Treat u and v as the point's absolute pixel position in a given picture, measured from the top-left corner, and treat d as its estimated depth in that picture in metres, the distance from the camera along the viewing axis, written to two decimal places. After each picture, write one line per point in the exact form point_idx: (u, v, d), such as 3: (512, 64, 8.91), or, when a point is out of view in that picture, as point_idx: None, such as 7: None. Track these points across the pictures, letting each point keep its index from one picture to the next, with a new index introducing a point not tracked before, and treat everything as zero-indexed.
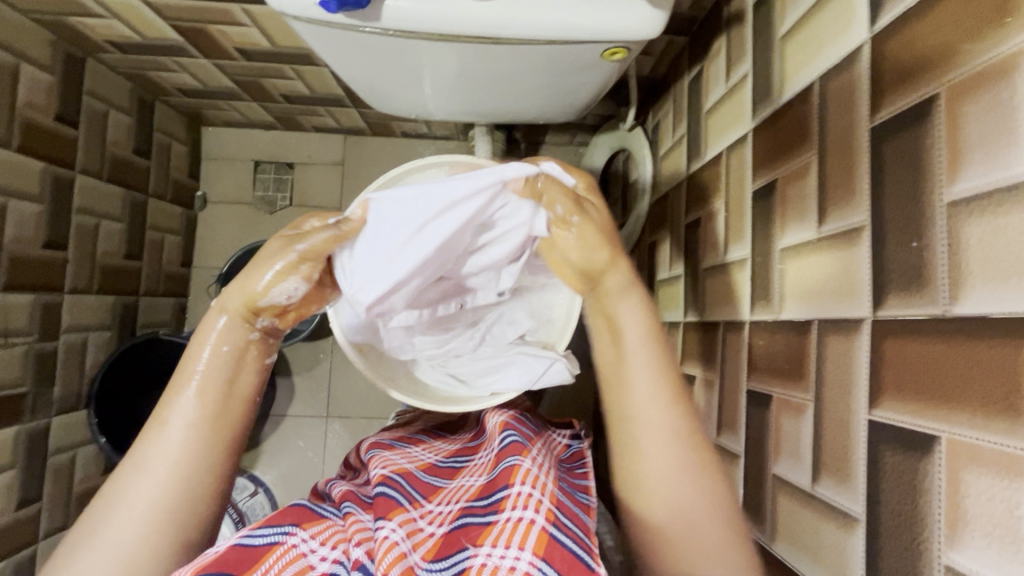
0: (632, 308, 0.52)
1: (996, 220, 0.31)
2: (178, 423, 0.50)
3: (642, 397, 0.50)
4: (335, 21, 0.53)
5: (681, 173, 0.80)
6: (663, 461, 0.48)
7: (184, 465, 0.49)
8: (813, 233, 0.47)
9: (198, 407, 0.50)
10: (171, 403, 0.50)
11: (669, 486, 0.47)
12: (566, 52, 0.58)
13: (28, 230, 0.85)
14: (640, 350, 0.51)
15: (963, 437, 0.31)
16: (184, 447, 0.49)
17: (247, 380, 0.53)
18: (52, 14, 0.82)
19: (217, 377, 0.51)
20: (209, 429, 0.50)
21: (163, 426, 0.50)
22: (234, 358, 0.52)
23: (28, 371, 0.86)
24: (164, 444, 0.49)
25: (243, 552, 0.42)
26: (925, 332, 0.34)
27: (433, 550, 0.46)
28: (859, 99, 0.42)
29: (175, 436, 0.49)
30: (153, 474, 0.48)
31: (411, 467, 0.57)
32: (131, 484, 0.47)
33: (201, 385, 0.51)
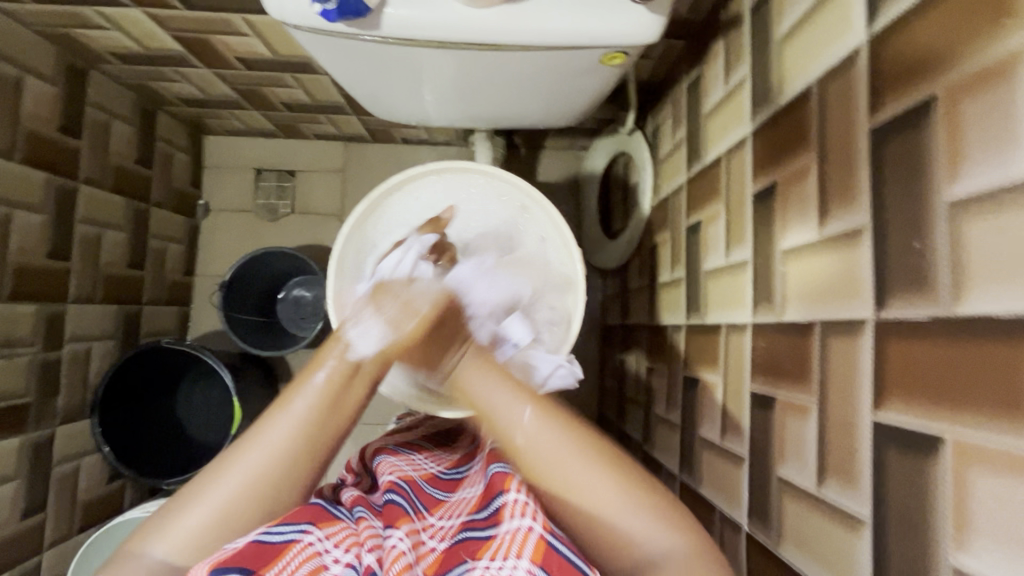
0: (467, 366, 0.52)
1: (997, 220, 0.31)
2: (296, 409, 0.48)
3: (512, 418, 0.48)
4: (335, 30, 0.54)
5: (681, 176, 0.80)
6: (547, 457, 0.46)
7: (290, 453, 0.47)
8: (814, 234, 0.47)
9: (320, 397, 0.49)
10: (299, 393, 0.49)
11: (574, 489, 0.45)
12: (565, 57, 0.59)
13: (32, 240, 0.85)
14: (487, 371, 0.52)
15: (970, 438, 0.31)
16: (294, 434, 0.47)
17: (361, 388, 0.51)
18: (55, 27, 0.82)
19: (343, 378, 0.50)
20: (327, 417, 0.48)
21: (283, 409, 0.48)
22: (348, 372, 0.50)
23: (32, 381, 0.86)
24: (285, 430, 0.47)
25: (261, 548, 0.41)
26: (929, 332, 0.34)
27: (435, 565, 0.46)
28: (858, 100, 0.43)
29: (298, 426, 0.48)
30: (263, 451, 0.47)
31: (416, 476, 0.57)
32: (241, 455, 0.47)
33: (329, 382, 0.49)
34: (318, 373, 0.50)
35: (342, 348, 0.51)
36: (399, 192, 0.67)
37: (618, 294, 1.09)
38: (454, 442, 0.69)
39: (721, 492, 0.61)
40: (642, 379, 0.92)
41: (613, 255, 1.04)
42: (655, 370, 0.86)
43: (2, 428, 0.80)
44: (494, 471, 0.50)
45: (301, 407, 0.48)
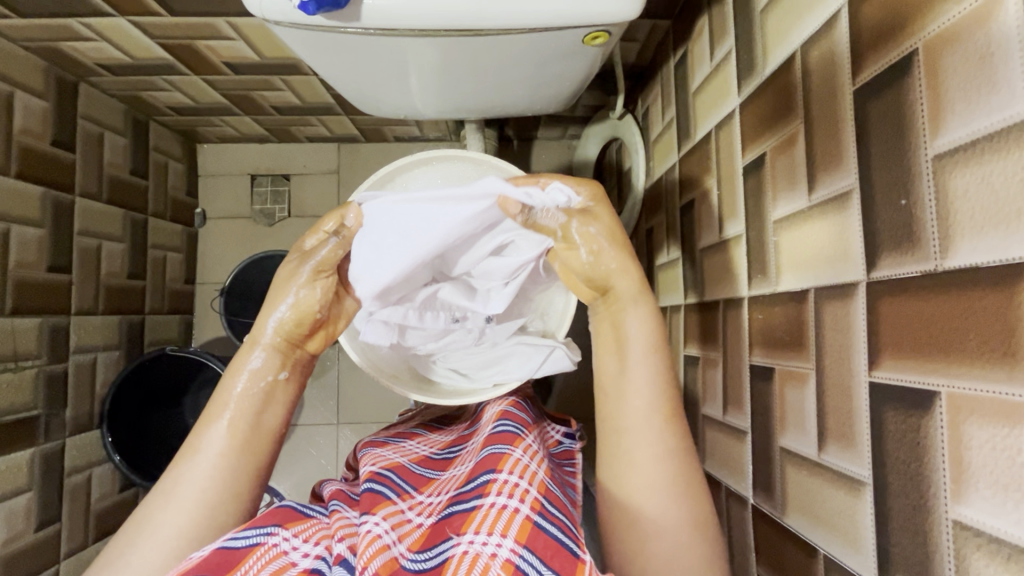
0: (638, 314, 0.54)
1: (980, 169, 0.31)
2: (210, 452, 0.53)
3: (642, 408, 0.51)
4: (316, 23, 0.54)
5: (673, 156, 0.80)
6: (641, 464, 0.50)
7: (211, 494, 0.51)
8: (805, 202, 0.47)
9: (228, 440, 0.54)
10: (204, 432, 0.55)
11: (626, 418, 0.52)
12: (548, 40, 0.59)
13: (31, 254, 0.86)
14: (641, 363, 0.53)
15: (962, 389, 0.31)
16: (211, 476, 0.52)
17: (274, 414, 0.57)
18: (42, 40, 0.83)
19: (247, 410, 0.56)
20: (238, 456, 0.54)
21: (195, 454, 0.53)
22: (262, 396, 0.57)
23: (40, 393, 0.87)
24: (194, 473, 0.52)
25: (226, 555, 0.41)
26: (917, 288, 0.34)
27: (420, 540, 0.47)
28: (841, 63, 0.42)
29: (204, 466, 0.52)
30: (181, 499, 0.51)
31: (403, 461, 0.58)
32: (159, 512, 0.50)
33: (233, 415, 0.55)
34: (221, 419, 0.55)
35: (250, 380, 0.57)
36: (391, 186, 0.68)
37: None
38: (448, 426, 0.70)
39: (725, 468, 0.61)
40: None
41: None
42: None
43: (11, 441, 0.81)
44: (488, 451, 0.51)
45: (211, 451, 0.53)
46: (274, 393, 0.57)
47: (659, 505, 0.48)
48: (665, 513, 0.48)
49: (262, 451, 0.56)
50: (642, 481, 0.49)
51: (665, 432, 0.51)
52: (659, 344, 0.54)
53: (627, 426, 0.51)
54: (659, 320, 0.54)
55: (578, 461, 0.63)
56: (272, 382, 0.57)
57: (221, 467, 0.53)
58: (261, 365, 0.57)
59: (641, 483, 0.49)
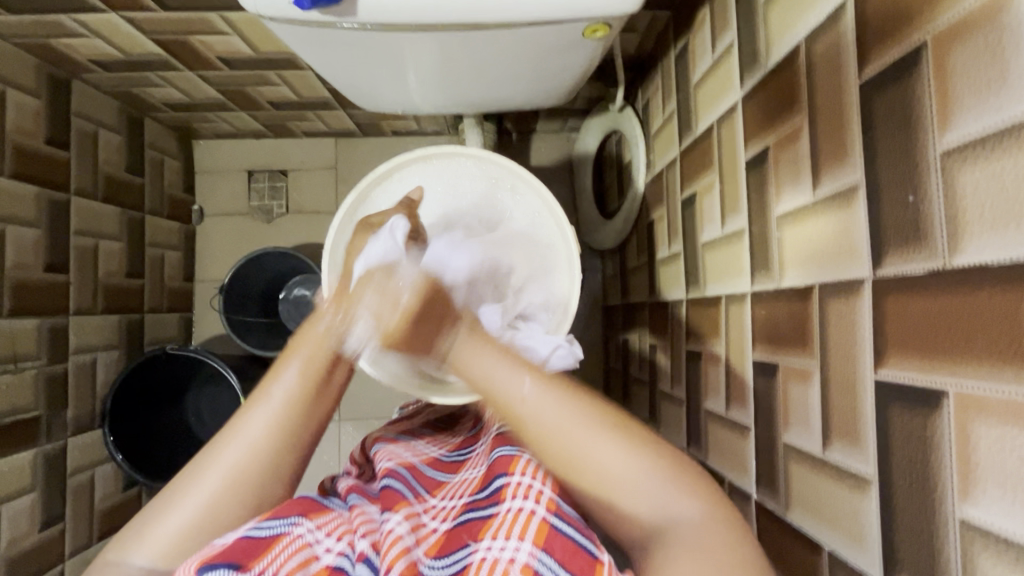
0: (466, 344, 0.49)
1: (992, 166, 0.30)
2: (278, 396, 0.48)
3: (511, 385, 0.46)
4: (311, 19, 0.53)
5: (674, 149, 0.79)
6: (549, 423, 0.45)
7: (270, 444, 0.47)
8: (809, 197, 0.46)
9: (298, 388, 0.49)
10: (272, 379, 0.50)
11: (525, 412, 0.45)
12: (547, 33, 0.58)
13: (29, 254, 0.85)
14: (485, 355, 0.49)
15: (971, 389, 0.31)
16: (276, 424, 0.48)
17: (340, 377, 0.52)
18: (33, 37, 0.82)
19: (315, 368, 0.50)
20: (304, 410, 0.49)
21: (264, 400, 0.48)
22: (332, 359, 0.51)
23: (41, 393, 0.87)
24: (257, 419, 0.48)
25: (252, 541, 0.41)
26: (926, 287, 0.34)
27: (436, 546, 0.47)
28: (847, 55, 0.42)
29: (268, 415, 0.48)
30: (245, 442, 0.47)
31: (416, 461, 0.58)
32: (222, 451, 0.47)
33: (301, 368, 0.50)
34: (291, 365, 0.50)
35: (315, 341, 0.51)
36: (388, 182, 0.67)
37: (618, 274, 1.08)
38: (452, 428, 0.70)
39: (729, 463, 0.61)
40: (646, 357, 0.92)
41: (609, 235, 1.03)
42: (659, 347, 0.86)
43: (13, 442, 0.81)
44: (499, 455, 0.51)
45: (280, 395, 0.48)
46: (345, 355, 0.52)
47: (604, 453, 0.43)
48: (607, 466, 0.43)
49: (327, 406, 0.50)
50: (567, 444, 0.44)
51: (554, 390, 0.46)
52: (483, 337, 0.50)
53: (533, 423, 0.45)
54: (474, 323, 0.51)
55: None
56: (341, 352, 0.51)
57: (288, 415, 0.48)
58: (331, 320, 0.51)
59: (566, 449, 0.44)
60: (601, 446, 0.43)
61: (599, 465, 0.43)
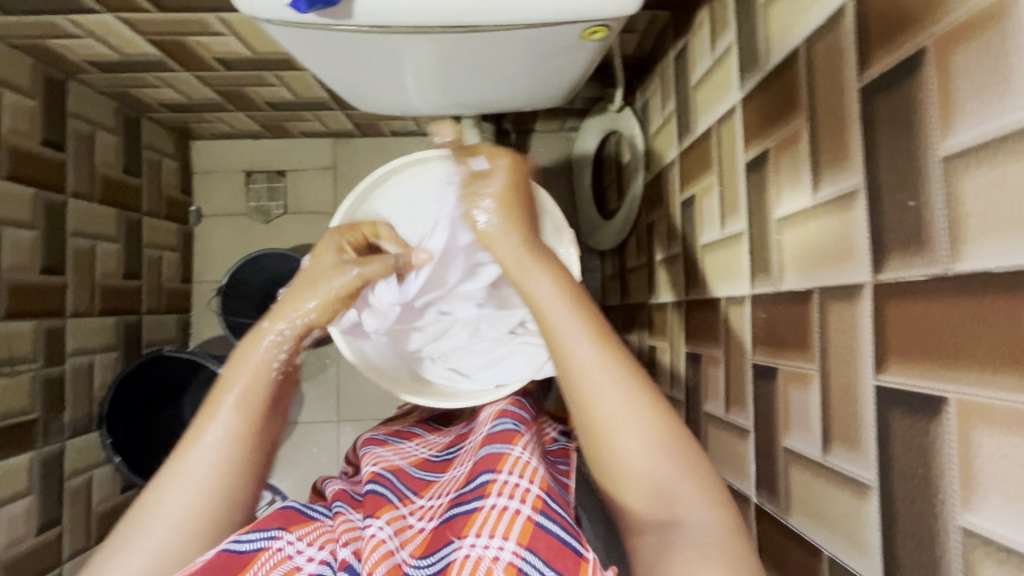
0: (540, 276, 0.50)
1: (993, 171, 0.30)
2: (221, 430, 0.48)
3: (573, 341, 0.47)
4: (308, 21, 0.53)
5: (673, 151, 0.79)
6: (597, 384, 0.45)
7: (218, 479, 0.47)
8: (809, 200, 0.46)
9: (239, 418, 0.48)
10: (207, 416, 0.49)
11: (586, 374, 0.46)
12: (546, 35, 0.57)
13: (25, 256, 0.85)
14: (558, 308, 0.48)
15: (972, 395, 0.31)
16: (221, 461, 0.47)
17: (283, 397, 0.52)
18: (29, 38, 0.81)
19: (253, 396, 0.49)
20: (249, 440, 0.48)
21: (202, 437, 0.48)
22: (273, 384, 0.51)
23: (37, 396, 0.86)
24: (199, 455, 0.47)
25: (229, 558, 0.41)
26: (927, 292, 0.34)
27: (422, 546, 0.47)
28: (847, 58, 0.41)
29: (210, 450, 0.47)
30: (191, 483, 0.46)
31: (403, 464, 0.58)
32: (166, 494, 0.46)
33: (236, 400, 0.49)
34: (228, 398, 0.49)
35: (255, 366, 0.50)
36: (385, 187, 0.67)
37: (617, 275, 1.08)
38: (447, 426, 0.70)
39: (728, 466, 0.60)
40: (645, 358, 0.92)
41: (609, 235, 1.03)
42: (658, 348, 0.85)
43: (9, 446, 0.81)
44: (486, 452, 0.50)
45: (219, 432, 0.48)
46: (289, 375, 0.52)
47: (644, 438, 0.44)
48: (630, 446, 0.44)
49: (273, 431, 0.50)
50: (608, 414, 0.44)
51: (611, 361, 0.46)
52: (573, 294, 0.49)
53: (589, 388, 0.45)
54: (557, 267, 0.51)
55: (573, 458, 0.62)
56: (278, 367, 0.51)
57: (232, 448, 0.48)
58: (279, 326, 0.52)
59: (612, 427, 0.44)
60: (640, 432, 0.44)
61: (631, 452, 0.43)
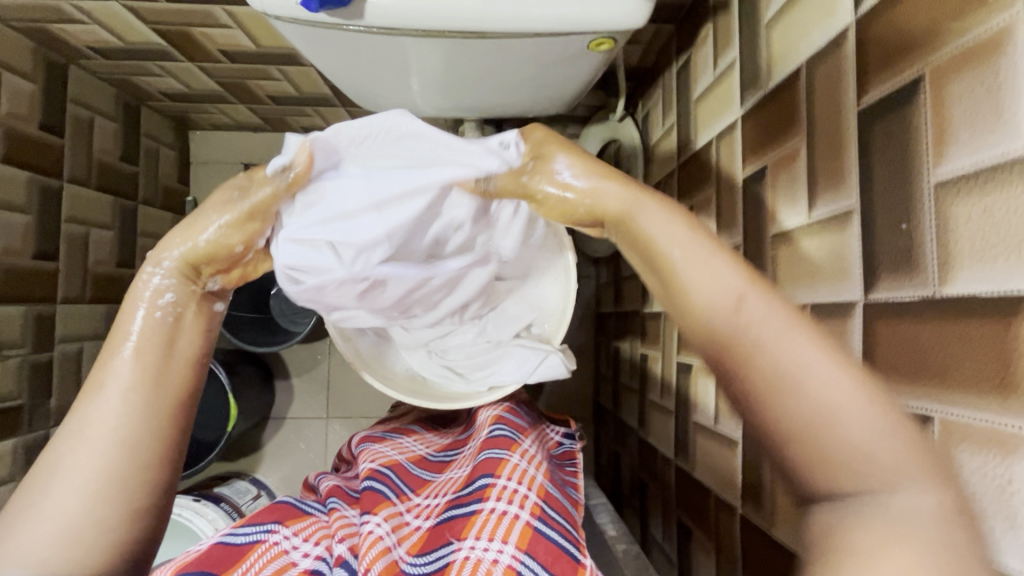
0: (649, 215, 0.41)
1: (983, 201, 0.31)
2: (119, 379, 0.42)
3: (715, 301, 0.36)
4: (318, 20, 0.53)
5: (672, 162, 0.80)
6: (759, 340, 0.34)
7: (124, 430, 0.40)
8: (804, 218, 0.47)
9: (136, 366, 0.42)
10: (102, 367, 0.43)
11: (749, 330, 0.34)
12: (553, 44, 0.58)
13: (18, 240, 0.84)
14: (683, 254, 0.39)
15: (956, 416, 0.32)
16: (121, 416, 0.41)
17: (190, 341, 0.46)
18: (31, 22, 0.81)
19: (153, 337, 0.44)
20: (153, 388, 0.42)
21: (95, 393, 0.41)
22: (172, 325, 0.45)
23: (24, 382, 0.85)
24: (100, 408, 0.41)
25: (226, 549, 0.42)
26: (917, 313, 0.35)
27: (418, 544, 0.47)
28: (846, 83, 0.42)
29: (112, 400, 0.41)
30: (89, 443, 0.40)
31: (401, 459, 0.58)
32: (64, 456, 0.39)
33: (135, 345, 0.43)
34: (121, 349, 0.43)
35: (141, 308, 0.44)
36: None
37: (612, 282, 1.09)
38: (442, 428, 0.71)
39: (715, 476, 0.61)
40: (637, 365, 0.92)
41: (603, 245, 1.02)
42: (650, 357, 0.86)
43: None
44: (485, 456, 0.51)
45: (120, 374, 0.42)
46: (184, 315, 0.46)
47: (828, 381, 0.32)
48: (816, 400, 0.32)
49: (183, 376, 0.44)
50: (785, 368, 0.33)
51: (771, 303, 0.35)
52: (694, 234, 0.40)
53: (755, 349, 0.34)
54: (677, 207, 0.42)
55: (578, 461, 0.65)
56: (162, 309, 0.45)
57: (132, 400, 0.41)
58: (168, 265, 0.45)
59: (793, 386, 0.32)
60: (826, 372, 0.32)
61: (832, 397, 0.31)
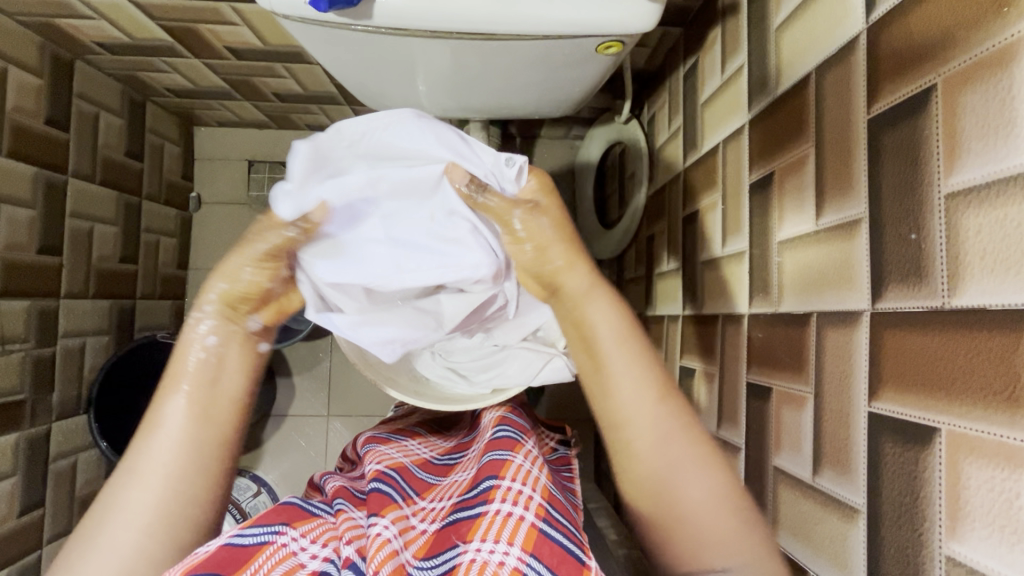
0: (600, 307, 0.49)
1: (996, 212, 0.31)
2: (172, 427, 0.46)
3: (627, 396, 0.47)
4: (326, 19, 0.53)
5: (678, 165, 0.80)
6: (653, 436, 0.45)
7: (178, 469, 0.44)
8: (811, 225, 0.47)
9: (187, 413, 0.46)
10: (159, 408, 0.46)
11: (652, 430, 0.45)
12: (561, 46, 0.58)
13: (22, 235, 0.84)
14: (618, 355, 0.47)
15: (963, 428, 0.32)
16: (177, 455, 0.45)
17: (236, 383, 0.49)
18: (38, 16, 0.81)
19: (204, 380, 0.47)
20: (203, 429, 0.46)
21: (152, 435, 0.45)
22: (220, 368, 0.48)
23: (27, 376, 0.85)
24: (157, 447, 0.45)
25: (233, 552, 0.41)
26: (925, 323, 0.35)
27: (425, 547, 0.48)
28: (856, 90, 0.42)
29: (167, 443, 0.45)
30: (146, 480, 0.44)
31: (406, 461, 0.58)
32: (124, 494, 0.43)
33: (188, 389, 0.47)
34: (177, 392, 0.47)
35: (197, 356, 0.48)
36: None
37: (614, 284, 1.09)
38: (446, 431, 0.71)
39: None
40: None
41: (607, 246, 1.03)
42: None
43: None
44: (489, 458, 0.51)
45: (174, 421, 0.46)
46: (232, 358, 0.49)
47: (701, 481, 0.44)
48: (684, 498, 0.43)
49: (226, 422, 0.47)
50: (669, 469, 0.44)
51: (668, 414, 0.46)
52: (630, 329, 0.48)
53: (651, 447, 0.45)
54: (621, 300, 0.50)
55: (575, 467, 0.64)
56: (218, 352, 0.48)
57: (186, 441, 0.45)
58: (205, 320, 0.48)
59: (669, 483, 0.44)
60: (698, 475, 0.44)
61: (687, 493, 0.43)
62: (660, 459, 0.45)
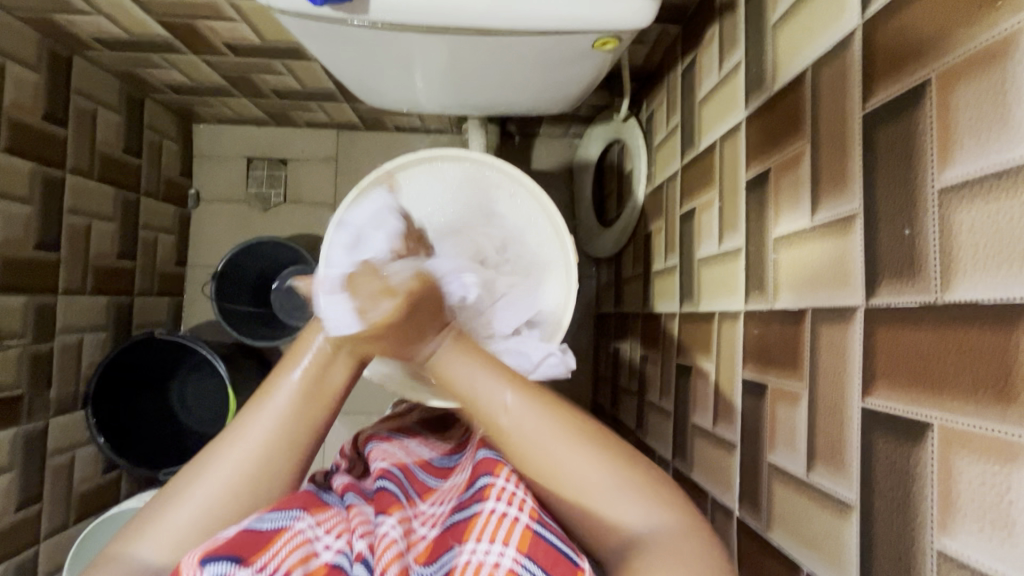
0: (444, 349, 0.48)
1: (988, 206, 0.31)
2: (275, 408, 0.48)
3: (492, 394, 0.46)
4: (323, 15, 0.53)
5: (675, 163, 0.80)
6: (526, 432, 0.45)
7: (267, 450, 0.47)
8: (807, 222, 0.47)
9: (291, 400, 0.48)
10: (276, 382, 0.49)
11: (522, 428, 0.45)
12: (558, 43, 0.58)
13: (19, 231, 0.84)
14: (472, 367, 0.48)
15: (955, 423, 0.32)
16: (272, 437, 0.47)
17: (340, 375, 0.50)
18: (37, 12, 0.81)
19: (314, 372, 0.49)
20: (301, 419, 0.48)
21: (259, 410, 0.48)
22: (328, 364, 0.50)
23: (24, 372, 0.85)
24: (258, 423, 0.48)
25: (253, 534, 0.41)
26: (919, 319, 0.34)
27: (426, 552, 0.46)
28: (852, 86, 0.42)
29: (264, 423, 0.48)
30: (241, 450, 0.47)
31: (409, 462, 0.58)
32: (219, 454, 0.47)
33: (298, 377, 0.49)
34: (294, 372, 0.49)
35: (315, 348, 0.50)
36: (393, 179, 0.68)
37: (612, 283, 1.09)
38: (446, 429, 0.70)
39: (714, 479, 0.61)
40: (636, 367, 0.92)
41: (604, 245, 1.05)
42: (649, 358, 0.86)
43: None
44: (482, 456, 0.50)
45: (280, 402, 0.48)
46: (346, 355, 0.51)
47: (577, 454, 0.44)
48: (567, 473, 0.44)
49: (318, 417, 0.49)
50: (545, 452, 0.44)
51: (530, 404, 0.46)
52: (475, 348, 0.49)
53: (530, 443, 0.45)
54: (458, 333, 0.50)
55: None
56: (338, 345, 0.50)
57: (280, 426, 0.48)
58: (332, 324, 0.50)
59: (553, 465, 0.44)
60: (570, 450, 0.44)
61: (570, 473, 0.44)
62: (586, 491, 0.44)
